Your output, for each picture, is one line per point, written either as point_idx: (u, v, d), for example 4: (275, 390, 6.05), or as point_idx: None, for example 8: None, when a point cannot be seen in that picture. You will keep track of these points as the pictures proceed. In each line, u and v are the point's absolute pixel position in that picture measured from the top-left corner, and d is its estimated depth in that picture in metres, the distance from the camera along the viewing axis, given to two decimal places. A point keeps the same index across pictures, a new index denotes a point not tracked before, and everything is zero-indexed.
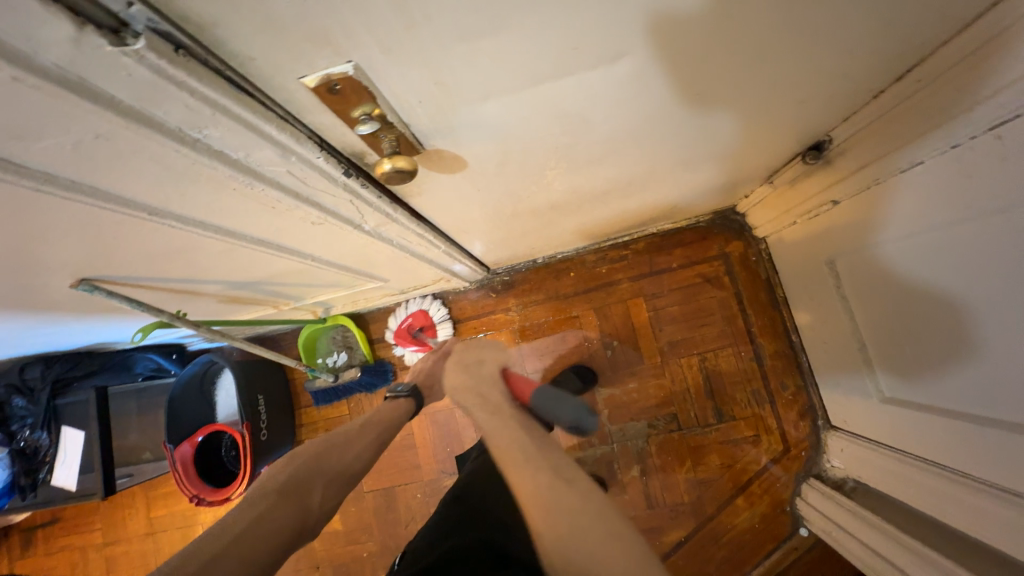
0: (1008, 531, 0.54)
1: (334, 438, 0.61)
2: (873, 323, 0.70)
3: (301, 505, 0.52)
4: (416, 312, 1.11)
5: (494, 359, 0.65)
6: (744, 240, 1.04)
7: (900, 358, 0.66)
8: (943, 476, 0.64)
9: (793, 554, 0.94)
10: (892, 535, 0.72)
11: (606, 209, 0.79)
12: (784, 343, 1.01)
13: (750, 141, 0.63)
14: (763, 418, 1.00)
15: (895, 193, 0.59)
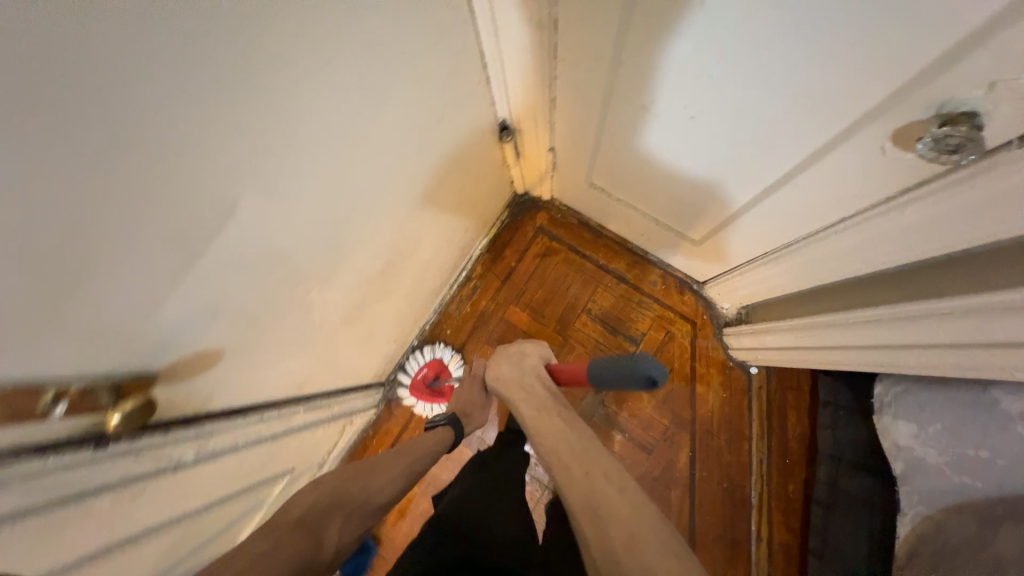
0: (812, 266, 0.66)
1: (366, 467, 0.66)
2: (647, 191, 0.84)
3: (323, 531, 0.53)
4: (431, 359, 1.10)
5: (535, 362, 0.79)
6: (543, 208, 1.18)
7: (678, 201, 0.80)
8: (763, 263, 0.78)
9: (764, 392, 1.05)
10: (780, 327, 0.82)
11: (408, 273, 0.87)
12: (628, 253, 1.15)
13: (450, 154, 0.74)
14: (661, 314, 1.11)
15: (568, 113, 0.75)
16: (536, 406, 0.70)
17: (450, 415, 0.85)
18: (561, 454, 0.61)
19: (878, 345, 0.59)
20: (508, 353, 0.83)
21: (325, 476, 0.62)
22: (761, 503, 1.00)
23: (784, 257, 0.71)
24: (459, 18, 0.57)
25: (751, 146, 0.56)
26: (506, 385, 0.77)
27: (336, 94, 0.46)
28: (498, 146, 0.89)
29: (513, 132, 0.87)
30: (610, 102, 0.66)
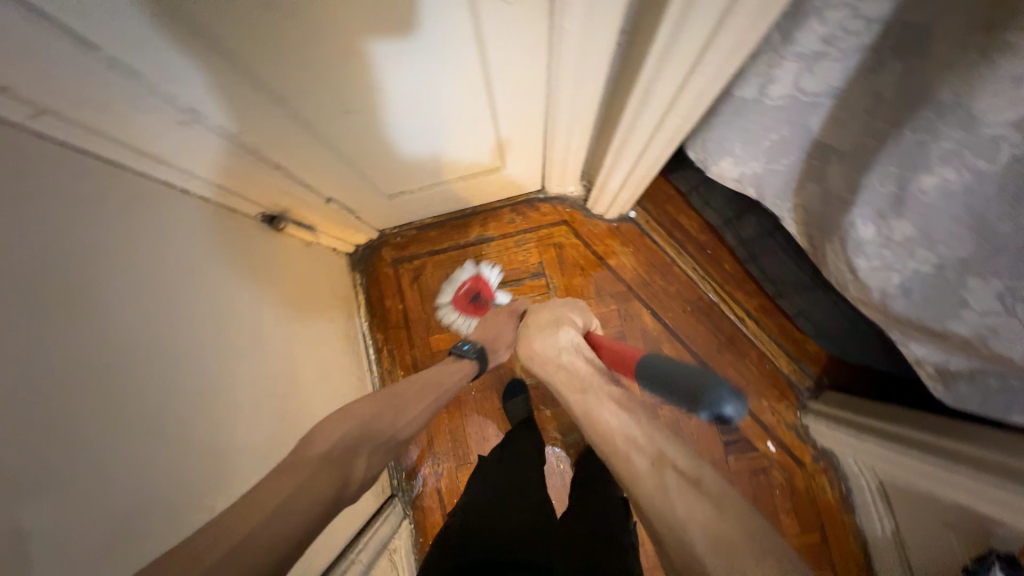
0: (574, 115, 0.71)
1: (388, 408, 0.69)
2: (426, 162, 0.85)
3: (353, 465, 0.59)
4: (472, 277, 1.10)
5: (566, 333, 0.78)
6: (381, 245, 1.16)
7: (452, 150, 0.82)
8: (550, 139, 0.82)
9: (652, 222, 1.13)
10: (609, 172, 0.88)
11: (308, 398, 0.82)
12: (474, 218, 1.16)
13: (236, 283, 0.69)
14: (538, 237, 1.15)
15: (304, 166, 0.73)
16: (580, 387, 0.69)
17: (478, 346, 0.88)
18: (614, 438, 0.60)
19: (656, 127, 0.64)
20: (544, 327, 0.81)
21: (359, 407, 0.67)
22: (722, 297, 1.10)
23: (552, 121, 0.75)
24: (112, 180, 0.50)
25: (431, 61, 0.58)
26: (546, 362, 0.77)
27: (40, 354, 0.40)
28: (281, 238, 0.84)
29: (281, 217, 0.81)
30: (314, 125, 0.64)
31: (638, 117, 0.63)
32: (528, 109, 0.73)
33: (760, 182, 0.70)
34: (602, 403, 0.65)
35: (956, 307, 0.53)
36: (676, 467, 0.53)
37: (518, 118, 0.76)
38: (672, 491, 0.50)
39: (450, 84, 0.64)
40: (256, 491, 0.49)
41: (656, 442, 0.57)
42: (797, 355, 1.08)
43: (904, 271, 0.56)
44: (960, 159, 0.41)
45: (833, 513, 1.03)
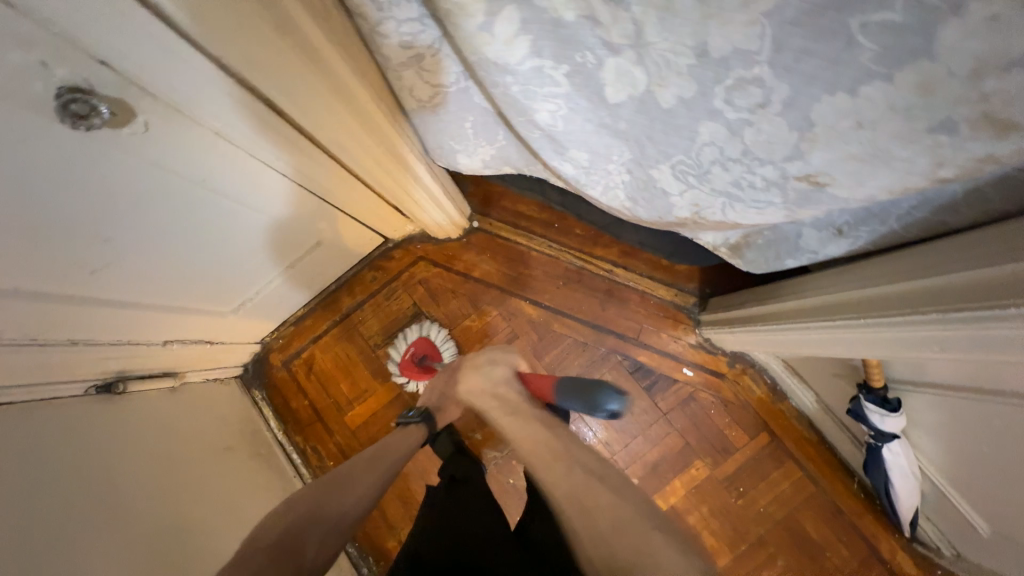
0: (321, 178, 0.76)
1: (308, 498, 0.63)
2: (238, 270, 0.88)
3: (298, 559, 0.55)
4: (416, 340, 1.12)
5: (501, 368, 0.80)
6: (265, 354, 1.18)
7: (254, 250, 0.86)
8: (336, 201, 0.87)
9: (494, 223, 1.17)
10: (407, 204, 0.93)
11: (207, 533, 0.80)
12: (339, 291, 1.19)
13: (86, 458, 0.70)
14: (402, 282, 1.18)
15: (107, 329, 0.75)
16: (509, 412, 0.72)
17: (424, 409, 0.89)
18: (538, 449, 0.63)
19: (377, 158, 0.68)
20: (478, 361, 0.83)
21: (297, 496, 0.63)
22: (585, 258, 1.14)
23: (317, 193, 0.80)
24: None
25: (154, 203, 0.61)
26: (479, 394, 0.78)
27: None
28: (131, 398, 0.86)
29: (118, 379, 0.84)
30: (97, 298, 0.68)
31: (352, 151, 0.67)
32: (286, 195, 0.77)
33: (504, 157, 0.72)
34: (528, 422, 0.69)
35: (666, 199, 0.57)
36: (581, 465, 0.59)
37: (289, 205, 0.80)
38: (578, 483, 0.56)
39: (193, 209, 0.67)
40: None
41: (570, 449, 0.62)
42: (672, 279, 1.11)
43: (620, 185, 0.60)
44: (545, 92, 0.46)
45: (769, 407, 1.04)
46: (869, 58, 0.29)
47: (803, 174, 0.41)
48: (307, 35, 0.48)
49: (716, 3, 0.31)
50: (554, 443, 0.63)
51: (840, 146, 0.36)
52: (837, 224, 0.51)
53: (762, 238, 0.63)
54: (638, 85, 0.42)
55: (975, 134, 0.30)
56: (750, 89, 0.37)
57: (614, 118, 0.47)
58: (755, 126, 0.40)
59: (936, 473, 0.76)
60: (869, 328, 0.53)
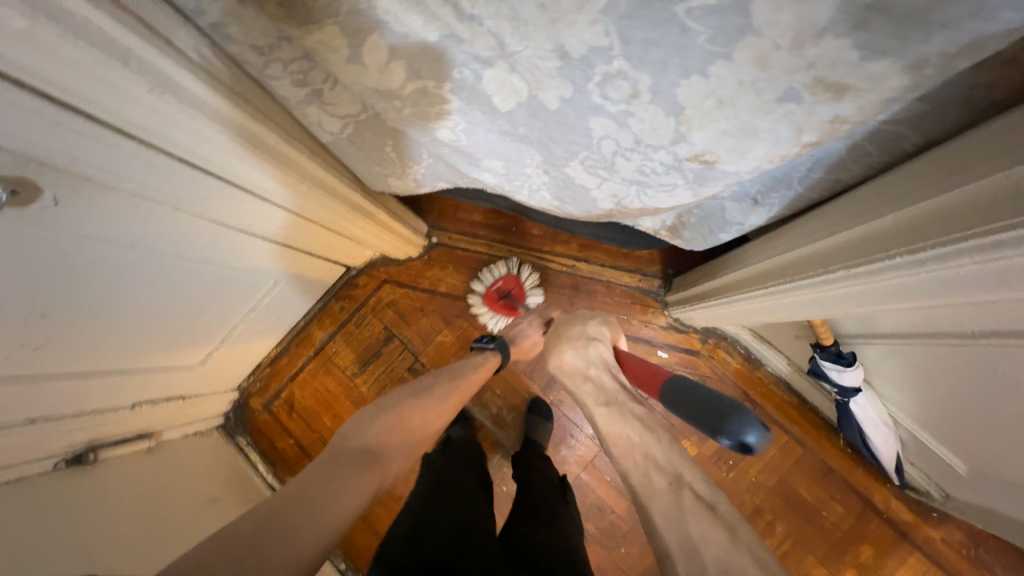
0: (259, 222, 0.76)
1: (391, 409, 0.64)
2: (198, 323, 0.88)
3: (384, 459, 0.59)
4: (507, 275, 1.11)
5: (600, 347, 0.68)
6: (245, 400, 1.19)
7: (209, 302, 0.86)
8: (282, 241, 0.87)
9: (453, 235, 1.18)
10: (355, 231, 0.93)
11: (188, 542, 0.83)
12: (310, 326, 1.19)
13: (64, 528, 0.70)
14: (370, 307, 1.18)
15: (66, 402, 0.75)
16: (605, 402, 0.62)
17: (499, 336, 0.85)
18: (636, 457, 0.56)
19: (307, 193, 0.68)
20: (575, 335, 0.69)
21: (378, 405, 0.65)
22: (547, 258, 1.14)
23: (260, 234, 0.80)
24: None
25: (85, 272, 0.61)
26: (572, 374, 0.67)
27: None
28: (104, 466, 0.86)
29: (87, 450, 0.84)
30: (45, 372, 0.67)
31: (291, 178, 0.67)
32: (225, 239, 0.76)
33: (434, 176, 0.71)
34: (624, 419, 0.59)
35: (587, 193, 0.57)
36: (694, 489, 0.52)
37: (235, 250, 0.80)
38: (690, 513, 0.50)
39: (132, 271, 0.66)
40: (292, 485, 0.51)
41: (674, 463, 0.54)
42: (636, 265, 1.11)
43: (543, 186, 0.60)
44: (437, 109, 0.46)
45: (747, 376, 1.04)
46: (704, 40, 0.30)
47: (692, 155, 0.41)
48: (231, 115, 0.49)
49: (556, 8, 0.32)
50: (656, 451, 0.55)
51: (711, 124, 0.37)
52: (750, 194, 0.52)
53: (693, 217, 0.63)
54: (521, 92, 0.42)
55: (820, 103, 0.32)
56: (620, 81, 0.37)
57: (512, 124, 0.47)
58: (637, 116, 0.40)
59: (906, 419, 0.76)
60: (776, 290, 0.55)
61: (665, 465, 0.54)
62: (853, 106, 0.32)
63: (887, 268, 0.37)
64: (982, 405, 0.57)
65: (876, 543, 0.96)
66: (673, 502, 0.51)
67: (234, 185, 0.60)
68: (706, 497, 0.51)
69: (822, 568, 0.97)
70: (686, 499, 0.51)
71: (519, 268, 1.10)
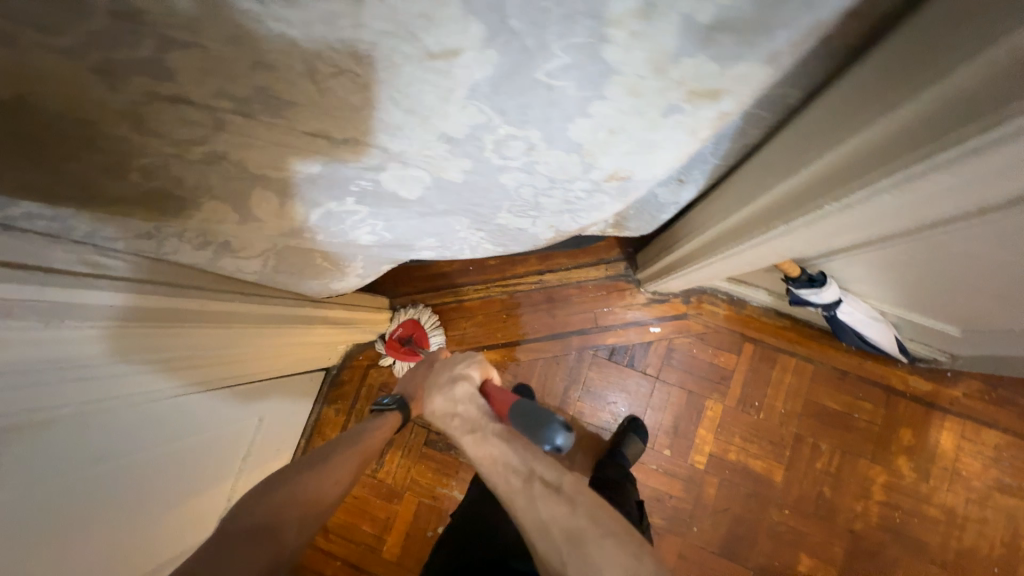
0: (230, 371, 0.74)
1: (283, 488, 0.57)
2: (213, 491, 0.82)
3: (283, 526, 0.53)
4: (405, 323, 1.12)
5: (463, 386, 0.66)
6: None
7: (210, 466, 0.80)
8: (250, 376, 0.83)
9: (415, 297, 1.16)
10: (322, 335, 0.91)
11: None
12: (313, 442, 1.14)
13: None
14: (365, 398, 1.15)
15: None
16: (469, 430, 0.59)
17: (399, 395, 0.85)
18: (494, 465, 0.55)
19: (269, 328, 0.67)
20: (441, 379, 0.67)
21: (258, 486, 0.57)
22: (511, 283, 1.14)
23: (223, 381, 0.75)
24: None
25: None
26: (441, 418, 0.64)
27: None
28: None
29: None
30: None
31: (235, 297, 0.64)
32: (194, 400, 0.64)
33: (375, 264, 0.69)
34: (486, 440, 0.57)
35: (525, 232, 0.58)
36: (544, 479, 0.52)
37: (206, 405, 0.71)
38: (541, 500, 0.51)
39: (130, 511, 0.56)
40: None
41: (525, 461, 0.53)
42: (597, 257, 1.12)
43: (482, 240, 0.59)
44: (350, 222, 0.45)
45: (737, 318, 1.07)
46: (572, 89, 0.30)
47: (607, 175, 0.42)
48: (170, 307, 0.49)
49: (423, 108, 0.31)
50: (509, 456, 0.54)
51: (614, 149, 0.37)
52: (675, 177, 0.53)
53: (632, 210, 0.64)
54: (423, 178, 0.42)
55: (703, 107, 0.32)
56: (514, 140, 0.37)
57: (428, 206, 0.47)
58: (541, 162, 0.40)
59: (887, 306, 0.80)
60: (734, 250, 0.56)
61: (519, 466, 0.53)
62: (733, 101, 0.33)
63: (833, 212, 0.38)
64: (957, 277, 0.59)
65: (912, 422, 0.99)
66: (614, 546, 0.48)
67: (212, 361, 0.59)
68: (552, 480, 0.52)
69: (877, 465, 0.99)
70: (534, 488, 0.51)
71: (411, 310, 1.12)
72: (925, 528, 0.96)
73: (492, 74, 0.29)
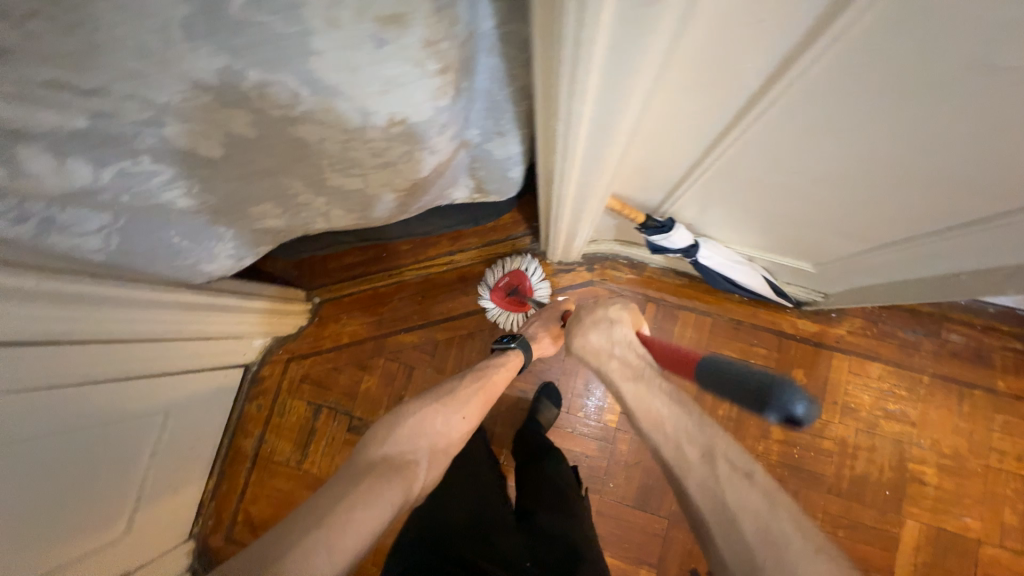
0: (130, 356, 0.76)
1: (417, 426, 0.72)
2: (117, 479, 0.82)
3: (418, 462, 0.69)
4: (513, 272, 1.11)
5: (623, 329, 0.75)
6: (204, 543, 1.11)
7: (118, 457, 0.81)
8: (167, 369, 0.85)
9: (331, 288, 1.17)
10: (226, 322, 0.94)
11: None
12: (236, 441, 1.14)
13: None
14: (286, 391, 1.15)
15: None
16: (633, 377, 0.69)
17: (516, 334, 0.90)
18: (667, 429, 0.64)
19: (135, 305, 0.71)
20: (597, 319, 0.77)
21: (410, 420, 0.73)
22: (426, 266, 1.17)
23: (99, 374, 0.71)
24: None
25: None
26: (599, 354, 0.74)
27: None
28: None
29: None
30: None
31: (68, 296, 0.60)
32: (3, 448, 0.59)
33: (252, 242, 0.71)
34: (652, 392, 0.67)
35: (366, 194, 0.62)
36: (727, 460, 0.60)
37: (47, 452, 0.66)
38: (726, 483, 0.58)
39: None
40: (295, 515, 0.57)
41: (706, 437, 0.62)
42: (504, 234, 1.16)
43: (324, 204, 0.62)
44: (157, 182, 0.48)
45: (639, 280, 1.12)
46: (280, 26, 0.34)
47: (389, 120, 0.46)
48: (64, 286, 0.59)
49: (153, 53, 0.34)
50: (684, 426, 0.63)
51: (368, 89, 0.41)
52: (491, 130, 0.57)
53: (478, 168, 0.68)
54: (212, 134, 0.44)
55: (399, 35, 0.36)
56: (274, 86, 0.40)
57: (243, 167, 0.50)
58: (321, 111, 0.44)
59: (747, 249, 0.86)
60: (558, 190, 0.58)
61: (697, 438, 0.62)
62: (424, 28, 0.36)
63: (568, 122, 0.38)
64: (778, 201, 0.63)
65: (803, 362, 1.05)
66: (714, 476, 0.59)
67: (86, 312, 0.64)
68: (740, 467, 0.59)
69: None
70: (721, 471, 0.59)
71: (523, 259, 1.12)
72: (819, 460, 1.02)
73: (194, 12, 0.32)
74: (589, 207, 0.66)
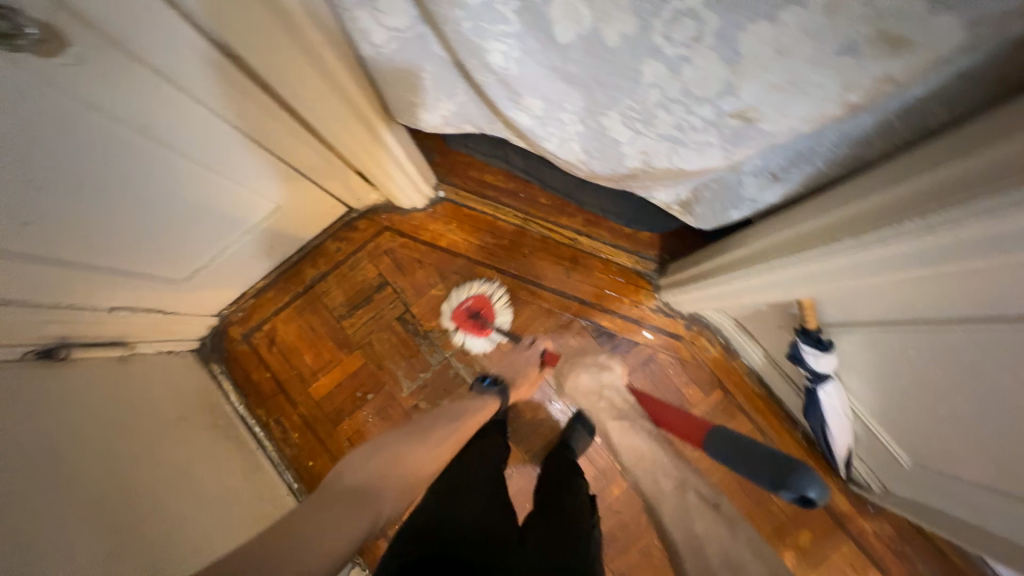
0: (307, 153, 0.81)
1: (382, 461, 0.68)
2: (217, 232, 0.88)
3: (378, 503, 0.61)
4: (478, 295, 1.13)
5: (615, 383, 1.00)
6: (225, 328, 1.15)
7: (231, 216, 0.86)
8: (310, 173, 0.88)
9: (459, 193, 1.17)
10: (382, 171, 0.95)
11: (179, 514, 0.79)
12: (302, 264, 1.16)
13: (67, 408, 0.75)
14: (367, 252, 1.17)
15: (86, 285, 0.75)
16: None
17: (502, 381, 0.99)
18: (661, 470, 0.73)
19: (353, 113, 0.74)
20: (591, 367, 1.06)
21: (378, 452, 0.70)
22: (549, 229, 1.16)
23: (250, 135, 0.71)
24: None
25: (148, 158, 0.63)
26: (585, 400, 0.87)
27: None
28: (75, 366, 0.82)
29: (59, 346, 0.80)
30: (50, 305, 0.74)
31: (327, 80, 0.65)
32: (179, 150, 0.66)
33: (466, 116, 0.73)
34: None
35: (616, 148, 0.59)
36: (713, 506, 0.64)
37: (152, 163, 0.64)
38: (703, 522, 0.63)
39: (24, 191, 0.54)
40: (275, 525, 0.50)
41: None
42: (634, 247, 1.14)
43: (575, 137, 0.61)
44: (495, 29, 0.49)
45: (723, 365, 1.10)
46: None
47: (736, 110, 0.45)
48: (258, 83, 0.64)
49: None
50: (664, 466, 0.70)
51: (765, 75, 0.41)
52: (772, 169, 0.57)
53: (710, 191, 0.66)
54: (584, 23, 0.44)
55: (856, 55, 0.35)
56: (685, 22, 0.39)
57: (564, 61, 0.49)
58: (692, 63, 0.43)
59: (864, 410, 0.84)
60: (813, 259, 0.54)
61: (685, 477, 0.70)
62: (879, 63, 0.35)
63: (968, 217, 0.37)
64: (975, 400, 0.59)
65: (816, 528, 1.04)
66: None
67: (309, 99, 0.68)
68: None
69: None
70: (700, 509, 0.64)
71: (491, 283, 1.14)
72: None
73: None
74: (783, 292, 0.65)
